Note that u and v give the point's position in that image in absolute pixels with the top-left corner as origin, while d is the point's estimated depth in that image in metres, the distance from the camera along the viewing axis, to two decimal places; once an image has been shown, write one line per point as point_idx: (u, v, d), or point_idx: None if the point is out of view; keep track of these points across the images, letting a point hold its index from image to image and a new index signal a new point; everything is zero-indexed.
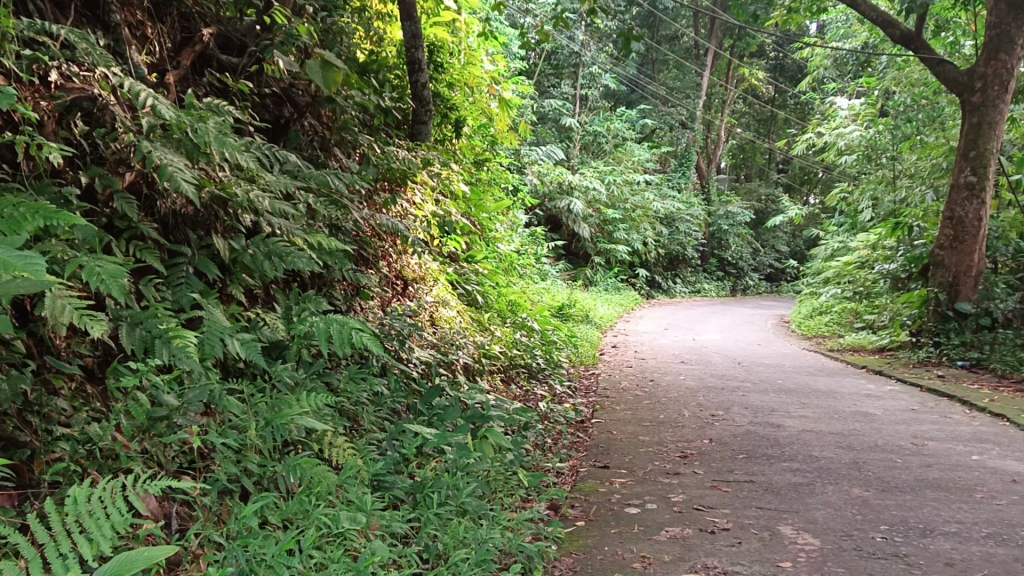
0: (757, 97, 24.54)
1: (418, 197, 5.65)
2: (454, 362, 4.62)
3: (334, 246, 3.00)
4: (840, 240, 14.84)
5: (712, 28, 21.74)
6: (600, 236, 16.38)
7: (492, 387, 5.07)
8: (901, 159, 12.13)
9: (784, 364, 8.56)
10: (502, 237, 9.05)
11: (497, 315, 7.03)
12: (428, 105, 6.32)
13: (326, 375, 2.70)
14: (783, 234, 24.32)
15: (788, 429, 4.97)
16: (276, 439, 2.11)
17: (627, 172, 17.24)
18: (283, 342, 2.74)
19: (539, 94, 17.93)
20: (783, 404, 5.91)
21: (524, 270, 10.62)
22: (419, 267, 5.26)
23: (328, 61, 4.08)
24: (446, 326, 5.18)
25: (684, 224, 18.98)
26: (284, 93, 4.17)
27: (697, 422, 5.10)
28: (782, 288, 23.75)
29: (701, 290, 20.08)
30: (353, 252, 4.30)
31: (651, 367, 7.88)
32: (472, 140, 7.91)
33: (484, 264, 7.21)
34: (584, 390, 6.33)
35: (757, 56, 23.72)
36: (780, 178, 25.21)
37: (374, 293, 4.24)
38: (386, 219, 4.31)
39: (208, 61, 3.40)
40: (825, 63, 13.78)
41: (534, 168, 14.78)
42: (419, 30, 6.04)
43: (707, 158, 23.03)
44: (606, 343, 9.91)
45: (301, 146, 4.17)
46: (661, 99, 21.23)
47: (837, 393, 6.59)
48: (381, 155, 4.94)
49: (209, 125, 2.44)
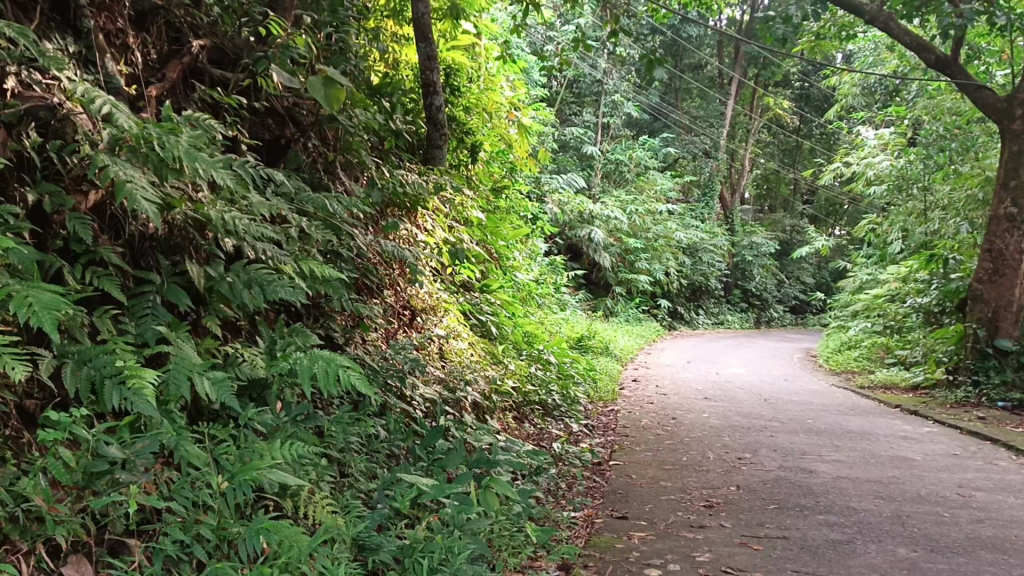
0: (782, 126, 24.22)
1: (428, 223, 5.42)
2: (462, 399, 4.32)
3: (325, 275, 2.74)
4: (869, 272, 14.45)
5: (736, 57, 21.52)
6: (621, 265, 16.11)
7: (503, 427, 4.75)
8: (933, 190, 11.74)
9: (813, 401, 8.19)
10: (520, 265, 8.80)
11: (513, 347, 6.75)
12: (444, 128, 6.09)
13: (310, 421, 2.43)
14: (809, 266, 23.91)
15: (821, 476, 4.62)
16: (240, 497, 1.82)
17: (649, 201, 16.96)
18: (265, 381, 2.46)
19: (561, 121, 17.76)
20: (814, 447, 5.55)
21: (543, 300, 10.35)
22: (428, 297, 5.00)
23: (331, 78, 3.85)
24: (455, 359, 4.90)
25: (707, 255, 18.66)
26: (287, 113, 3.96)
27: (723, 466, 4.76)
28: (807, 321, 23.27)
29: (725, 322, 19.69)
30: (354, 281, 4.04)
31: (673, 403, 7.56)
32: (490, 166, 7.69)
33: (500, 294, 6.95)
34: (602, 427, 6.02)
35: (782, 85, 23.45)
36: (805, 209, 24.83)
37: (375, 325, 3.98)
38: (391, 245, 4.07)
39: (200, 75, 3.20)
40: (853, 92, 13.46)
41: (555, 196, 14.52)
42: (435, 52, 5.84)
43: (732, 189, 22.79)
44: (626, 376, 9.60)
45: (301, 167, 3.94)
46: (685, 128, 20.97)
47: (872, 434, 6.22)
48: (389, 178, 4.71)
49: (180, 138, 2.17)
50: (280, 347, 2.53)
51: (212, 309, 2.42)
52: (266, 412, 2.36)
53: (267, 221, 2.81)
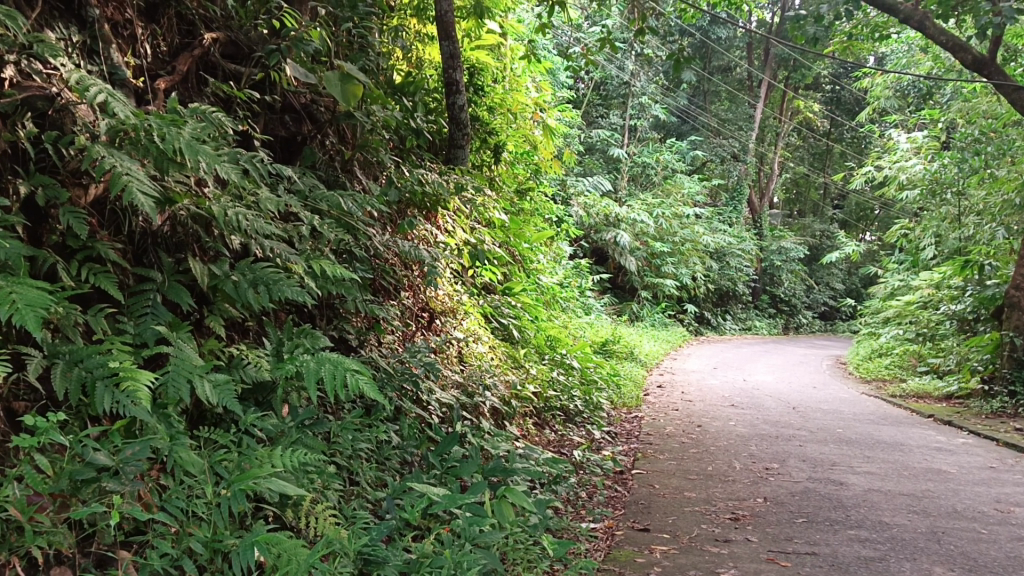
0: (811, 130, 23.90)
1: (449, 223, 5.33)
2: (480, 405, 4.20)
3: (335, 275, 2.65)
4: (900, 278, 14.16)
5: (765, 60, 21.23)
6: (647, 269, 15.94)
7: (522, 433, 4.64)
8: (967, 194, 11.46)
9: (843, 409, 7.98)
10: (544, 268, 8.68)
11: (535, 351, 6.63)
12: (466, 128, 6.00)
13: (314, 427, 2.33)
14: (839, 272, 23.55)
15: (852, 488, 4.45)
16: (236, 508, 1.72)
17: (677, 205, 16.76)
18: (269, 384, 2.37)
19: (587, 124, 17.62)
20: (843, 457, 5.37)
21: (567, 303, 10.22)
22: (447, 300, 4.90)
23: (348, 74, 3.77)
24: (474, 363, 4.80)
25: (735, 259, 18.42)
26: (305, 110, 3.89)
27: (750, 477, 4.60)
28: (836, 328, 22.91)
29: (752, 328, 19.42)
30: (370, 281, 3.95)
31: (698, 410, 7.39)
32: (514, 168, 7.59)
33: (522, 297, 6.83)
34: (625, 434, 5.88)
35: (812, 88, 23.12)
36: (835, 215, 24.48)
37: (392, 327, 3.88)
38: (408, 246, 3.97)
39: (212, 70, 3.13)
40: (886, 94, 13.19)
41: (581, 199, 14.39)
42: (458, 51, 5.76)
43: (760, 193, 22.54)
44: (651, 382, 9.46)
45: (317, 165, 3.85)
46: (713, 130, 20.71)
47: (905, 445, 6.02)
48: (408, 177, 4.62)
49: (182, 130, 2.08)
50: (287, 349, 2.44)
51: (215, 309, 2.33)
52: (270, 417, 2.27)
53: (275, 219, 2.72)
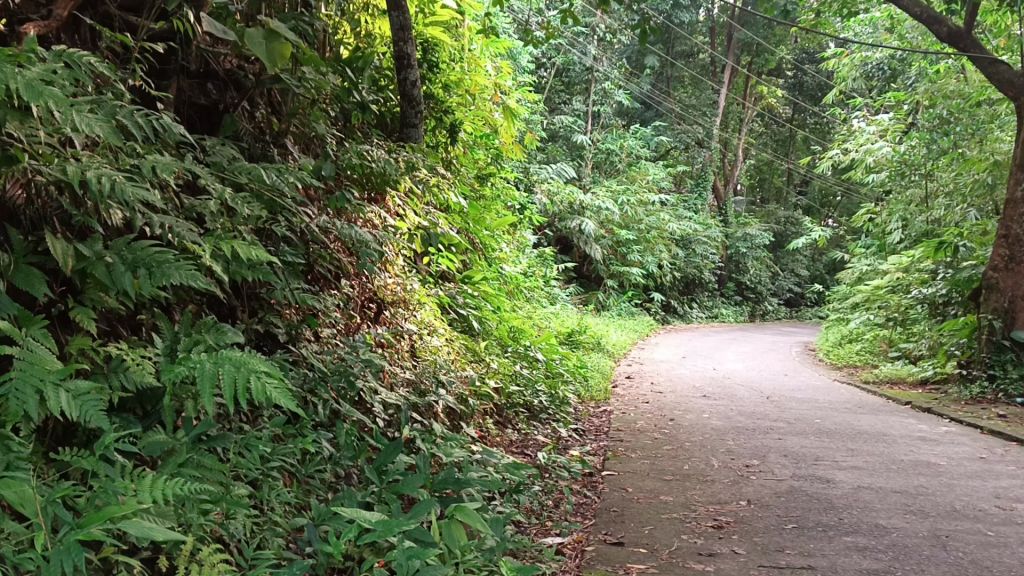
0: (774, 116, 23.73)
1: (398, 204, 4.88)
2: (433, 404, 3.77)
3: (240, 256, 2.20)
4: (867, 262, 13.98)
5: (729, 44, 20.94)
6: (613, 257, 15.62)
7: (479, 435, 4.20)
8: (935, 177, 11.17)
9: (818, 398, 7.69)
10: (507, 256, 8.28)
11: (497, 343, 6.21)
12: (420, 105, 5.59)
13: (216, 443, 1.91)
14: (803, 258, 23.46)
15: (840, 487, 4.09)
16: (70, 571, 1.28)
17: (642, 192, 16.42)
18: (159, 390, 1.92)
19: (549, 110, 17.16)
20: (826, 451, 5.03)
21: (531, 293, 9.81)
22: (397, 288, 4.46)
23: (274, 32, 3.27)
24: (428, 358, 4.37)
25: (701, 246, 18.15)
26: (229, 76, 3.45)
27: (730, 476, 4.23)
28: (803, 314, 22.83)
29: (719, 315, 19.18)
30: (303, 269, 3.50)
31: (669, 401, 7.05)
32: (473, 153, 7.17)
33: (482, 285, 6.40)
34: (594, 431, 5.49)
35: (775, 74, 22.91)
36: (799, 201, 24.44)
37: (329, 319, 3.43)
38: (347, 228, 3.53)
39: (107, 20, 2.68)
40: (851, 75, 12.87)
41: (544, 186, 13.96)
42: (409, 22, 5.33)
43: (725, 180, 22.40)
44: (619, 373, 9.10)
45: (240, 136, 3.39)
46: (677, 116, 20.38)
47: (887, 435, 5.71)
48: (352, 154, 4.21)
49: (23, 70, 1.62)
50: (184, 347, 1.99)
51: (84, 298, 1.86)
52: (156, 433, 1.84)
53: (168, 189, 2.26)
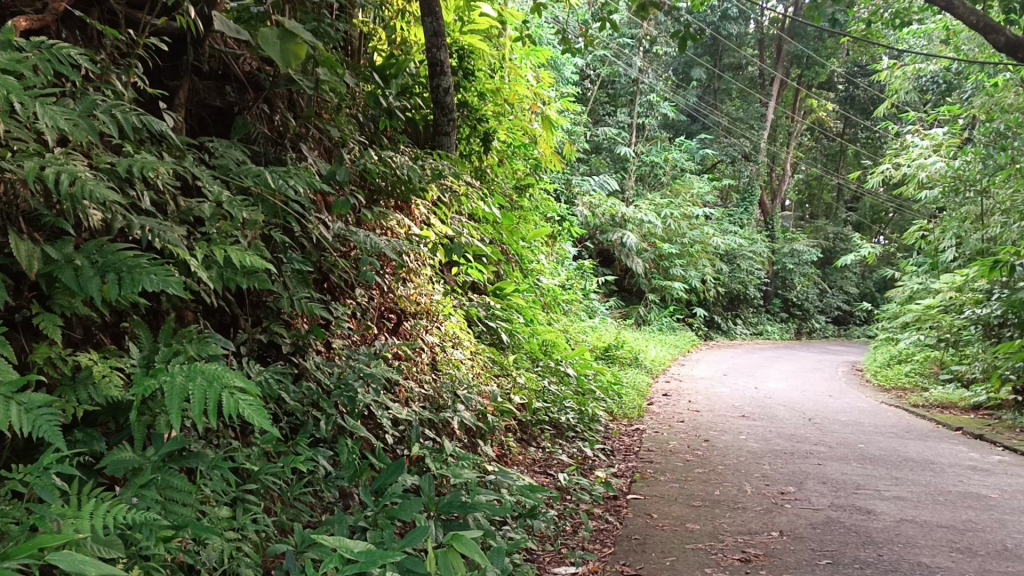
0: (825, 130, 23.25)
1: (423, 212, 4.76)
2: (449, 421, 3.62)
3: (223, 260, 2.07)
4: (919, 281, 13.54)
5: (779, 57, 20.59)
6: (655, 271, 15.36)
7: (498, 454, 4.05)
8: (992, 193, 10.69)
9: (864, 421, 7.39)
10: (544, 268, 8.13)
11: (527, 357, 6.05)
12: (453, 113, 5.47)
13: (186, 463, 1.78)
14: (853, 275, 22.89)
15: (881, 519, 3.84)
16: None
17: (686, 205, 16.12)
18: (128, 403, 1.80)
19: (592, 122, 16.98)
20: (868, 479, 4.76)
21: (569, 306, 9.64)
22: (419, 299, 4.33)
23: (289, 30, 3.12)
24: (449, 371, 4.23)
25: (746, 261, 17.80)
26: (247, 79, 3.38)
27: (763, 504, 4.00)
28: (852, 333, 22.25)
29: (764, 332, 18.76)
30: (315, 276, 3.39)
31: (706, 420, 6.82)
32: (511, 162, 7.04)
33: (514, 298, 6.25)
34: (623, 450, 5.29)
35: (827, 87, 22.43)
36: (849, 217, 23.92)
37: (340, 329, 3.30)
38: (362, 235, 3.41)
39: (110, 17, 2.61)
40: (905, 87, 12.48)
41: (585, 199, 13.79)
42: (443, 28, 5.23)
43: (772, 195, 22.01)
44: (656, 389, 8.86)
45: (252, 139, 3.29)
46: (724, 129, 20.06)
47: (936, 464, 5.40)
48: (376, 161, 4.12)
49: None
50: (160, 358, 1.87)
51: (51, 303, 1.75)
52: (123, 450, 1.71)
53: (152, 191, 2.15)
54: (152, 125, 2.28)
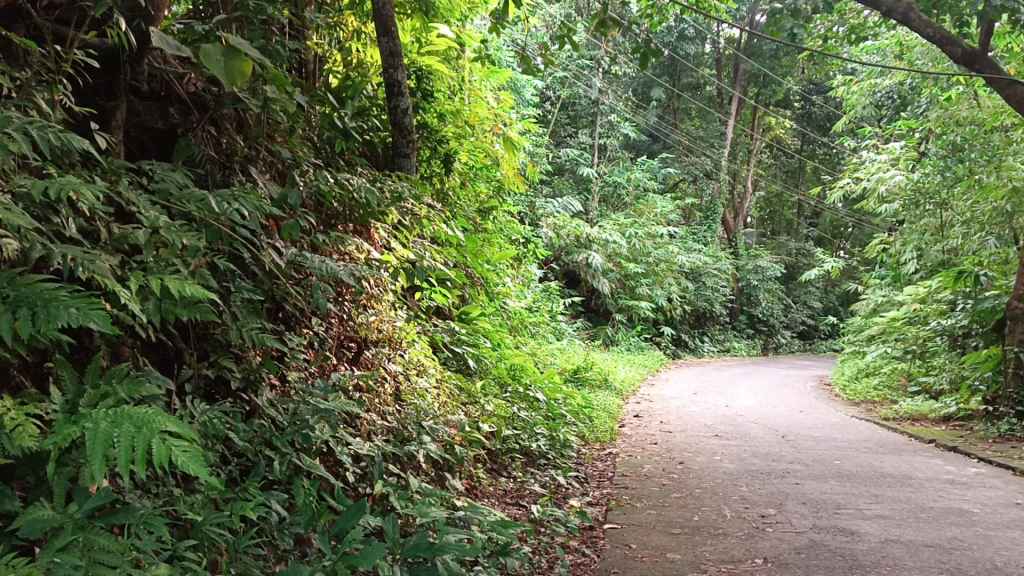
0: (784, 147, 23.52)
1: (382, 236, 4.58)
2: (414, 454, 3.44)
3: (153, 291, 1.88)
4: (883, 293, 13.62)
5: (736, 76, 20.83)
6: (621, 291, 15.30)
7: (468, 486, 3.86)
8: (951, 205, 10.74)
9: (837, 436, 7.31)
10: (510, 290, 7.98)
11: (495, 383, 5.87)
12: (412, 134, 5.31)
13: (114, 518, 1.58)
14: (816, 290, 23.07)
15: (865, 540, 3.71)
16: None
17: (650, 224, 16.09)
18: (47, 454, 1.61)
19: (554, 144, 16.95)
20: (848, 497, 4.64)
21: (537, 328, 9.50)
22: (380, 326, 4.14)
23: (233, 47, 2.94)
24: (414, 401, 4.05)
25: (711, 279, 17.83)
26: (192, 100, 3.20)
27: (744, 529, 3.86)
28: (817, 347, 22.36)
29: (731, 349, 18.76)
30: (268, 306, 3.20)
31: (679, 442, 6.69)
32: (473, 185, 6.90)
33: (480, 322, 6.08)
34: (596, 476, 5.13)
35: (784, 105, 22.70)
36: (810, 232, 24.14)
37: (295, 362, 3.11)
38: (317, 261, 3.23)
39: (37, 34, 2.43)
40: (862, 102, 12.59)
41: (549, 220, 13.71)
42: (400, 49, 5.10)
43: (734, 212, 22.18)
44: (627, 411, 8.73)
45: (196, 162, 3.11)
46: (685, 148, 20.17)
47: (913, 478, 5.31)
48: (332, 184, 3.95)
49: None
50: (84, 402, 1.68)
51: None
52: (40, 508, 1.51)
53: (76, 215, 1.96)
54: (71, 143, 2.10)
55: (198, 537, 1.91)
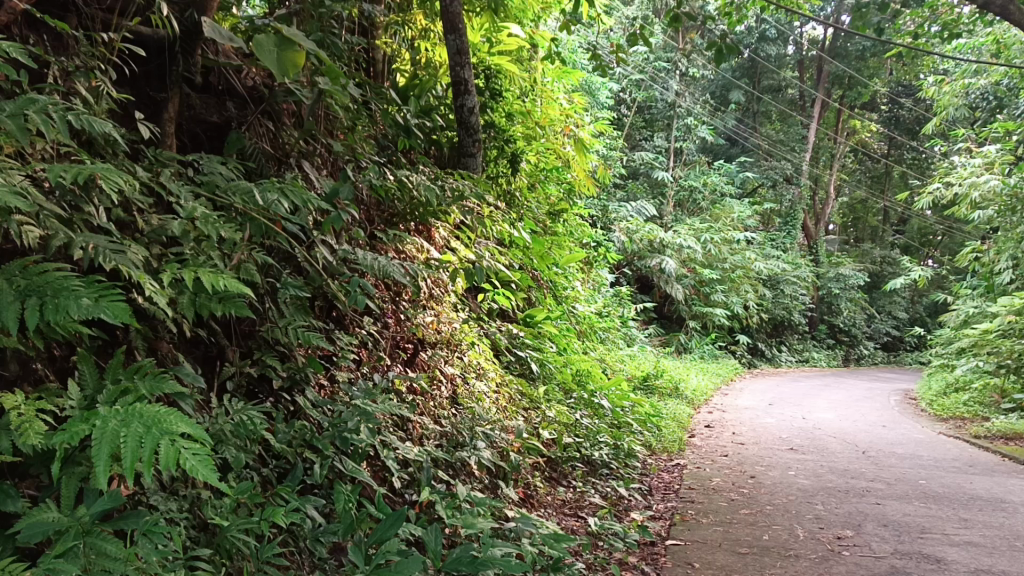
0: (869, 152, 22.70)
1: (442, 234, 4.48)
2: (466, 460, 3.30)
3: (175, 283, 1.80)
4: (975, 304, 12.94)
5: (820, 77, 20.19)
6: (695, 297, 14.94)
7: (523, 496, 3.71)
8: None
9: (922, 453, 6.90)
10: (578, 294, 7.80)
11: (560, 388, 5.71)
12: (478, 133, 5.19)
13: (123, 523, 1.49)
14: (902, 300, 22.16)
15: (953, 569, 3.42)
16: None
17: (726, 229, 15.66)
18: (57, 452, 1.53)
19: (629, 147, 16.68)
20: (934, 520, 4.32)
21: (606, 334, 9.30)
22: (438, 327, 4.04)
23: (286, 37, 2.84)
24: (471, 405, 3.92)
25: (790, 286, 17.30)
26: (248, 93, 3.15)
27: (818, 551, 3.61)
28: (902, 359, 21.46)
29: (810, 359, 18.13)
30: (318, 304, 3.11)
31: (751, 455, 6.40)
32: (542, 188, 6.77)
33: (546, 326, 5.91)
34: (661, 488, 4.91)
35: (870, 107, 21.89)
36: (896, 239, 23.23)
37: (344, 363, 3.02)
38: (370, 257, 3.12)
39: (86, 24, 2.40)
40: (955, 103, 11.99)
41: (622, 225, 13.47)
42: (468, 46, 4.97)
43: (815, 219, 21.49)
44: (698, 420, 8.45)
45: (249, 155, 3.05)
46: (765, 152, 19.61)
47: (1007, 502, 4.94)
48: (391, 180, 3.85)
49: None
50: (103, 398, 1.60)
51: None
52: (46, 511, 1.43)
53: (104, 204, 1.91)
54: (108, 130, 2.05)
55: (218, 544, 1.82)
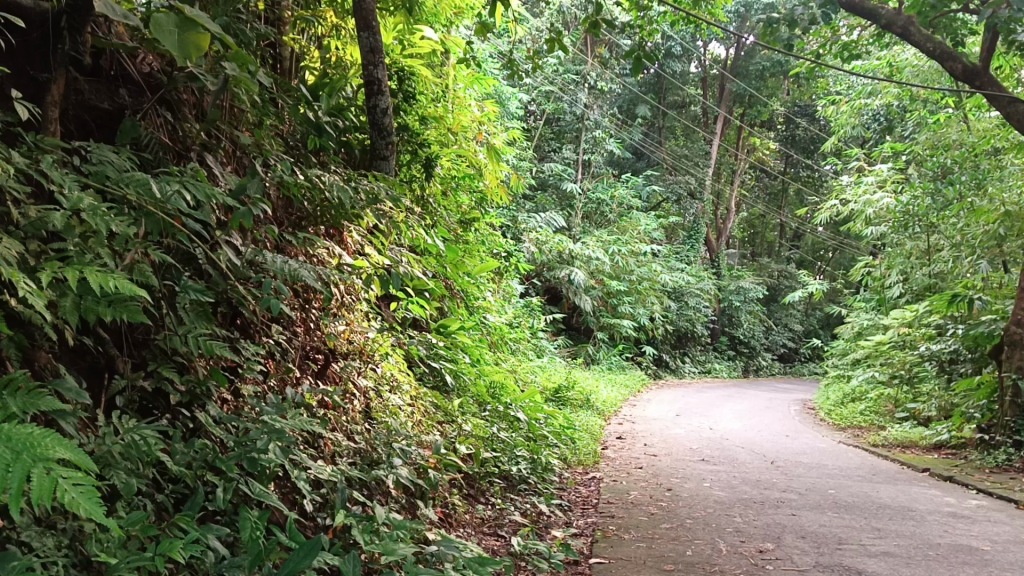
0: (767, 169, 23.43)
1: (355, 238, 4.24)
2: (382, 479, 3.08)
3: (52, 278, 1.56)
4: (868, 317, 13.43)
5: (722, 95, 20.72)
6: (603, 309, 15.02)
7: (441, 515, 3.52)
8: (939, 228, 10.52)
9: (827, 463, 7.03)
10: (490, 305, 7.63)
11: (474, 401, 5.52)
12: (391, 135, 4.96)
13: None
14: (797, 312, 22.91)
15: None
16: None
17: (633, 242, 15.80)
18: None
19: (538, 159, 16.66)
20: (849, 531, 4.35)
21: (517, 345, 9.17)
22: (350, 337, 3.80)
23: (188, 18, 2.52)
24: (385, 420, 3.70)
25: (693, 299, 17.62)
26: (145, 80, 2.88)
27: (742, 566, 3.54)
28: (797, 370, 22.17)
29: (712, 370, 18.50)
30: (222, 311, 2.84)
31: (665, 467, 6.36)
32: (454, 195, 6.58)
33: (459, 336, 5.71)
34: (580, 503, 4.79)
35: (769, 126, 22.59)
36: (792, 254, 24.03)
37: (250, 375, 2.76)
38: (278, 260, 2.88)
39: None
40: (851, 123, 12.43)
41: (532, 235, 13.39)
42: (382, 45, 4.75)
43: (717, 233, 22.02)
44: (609, 432, 8.40)
45: (144, 146, 2.77)
46: (670, 167, 19.95)
47: (914, 511, 5.02)
48: (302, 179, 3.60)
49: None
50: None
51: None
52: None
53: None
54: None
55: None
